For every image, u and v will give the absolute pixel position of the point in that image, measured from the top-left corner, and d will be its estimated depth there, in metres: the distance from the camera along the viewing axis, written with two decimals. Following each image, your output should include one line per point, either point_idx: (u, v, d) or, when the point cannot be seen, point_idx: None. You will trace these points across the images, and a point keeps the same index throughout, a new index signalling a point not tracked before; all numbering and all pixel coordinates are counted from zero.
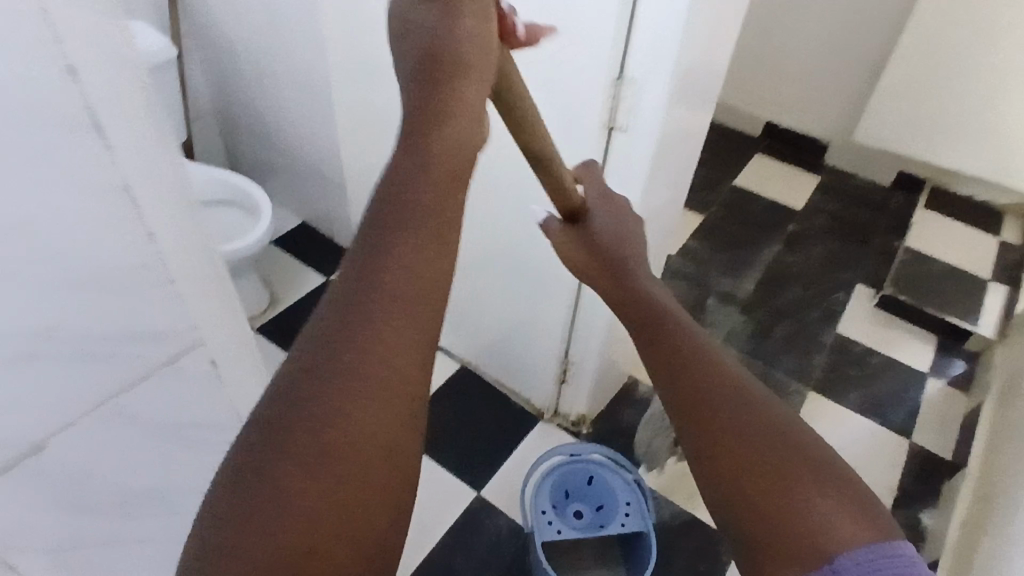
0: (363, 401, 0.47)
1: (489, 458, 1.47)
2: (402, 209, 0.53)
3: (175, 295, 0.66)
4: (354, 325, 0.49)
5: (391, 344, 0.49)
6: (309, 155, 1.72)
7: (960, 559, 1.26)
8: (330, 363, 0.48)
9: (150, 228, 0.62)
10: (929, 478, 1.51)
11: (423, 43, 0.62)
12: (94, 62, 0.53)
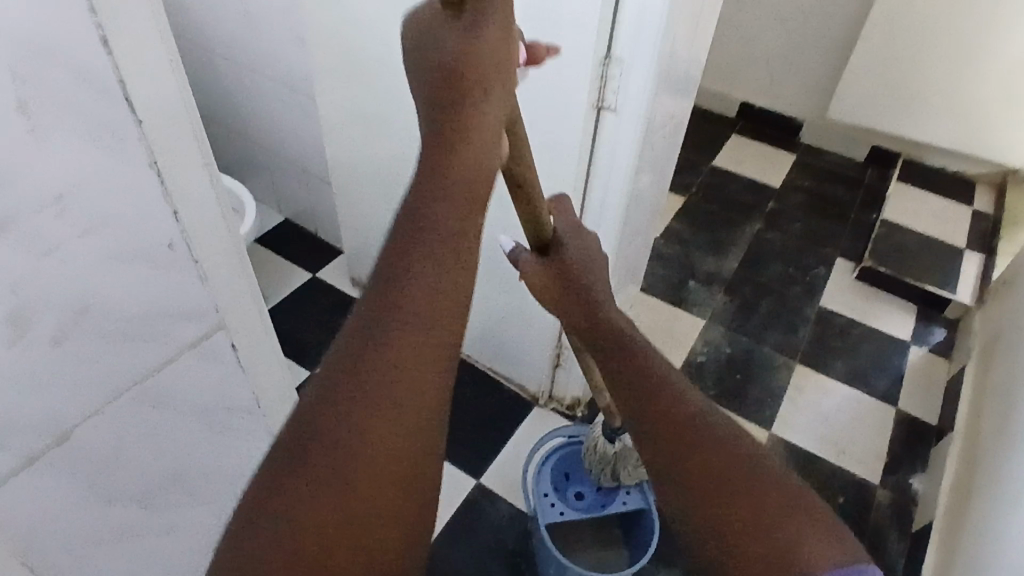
0: (383, 427, 0.47)
1: (486, 445, 1.48)
2: (418, 237, 0.53)
3: (215, 320, 0.61)
4: (374, 351, 0.49)
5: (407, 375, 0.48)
6: (291, 150, 1.71)
7: (950, 519, 1.28)
8: (349, 389, 0.47)
9: (192, 251, 0.57)
10: (915, 443, 1.54)
11: (445, 64, 0.62)
12: (140, 68, 0.48)
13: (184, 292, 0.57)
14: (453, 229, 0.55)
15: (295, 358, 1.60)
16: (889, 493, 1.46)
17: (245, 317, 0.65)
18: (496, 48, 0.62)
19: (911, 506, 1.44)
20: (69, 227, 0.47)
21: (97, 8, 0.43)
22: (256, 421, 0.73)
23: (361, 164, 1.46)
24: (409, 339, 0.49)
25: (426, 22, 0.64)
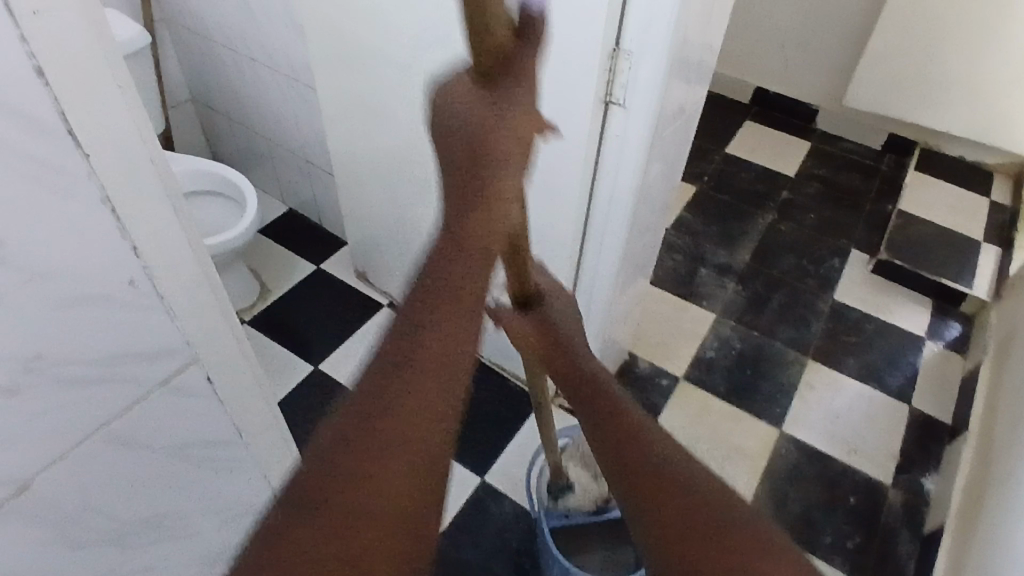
0: (369, 493, 0.43)
1: (491, 442, 1.46)
2: (424, 302, 0.50)
3: (189, 356, 0.56)
4: (373, 414, 0.45)
5: (405, 446, 0.45)
6: (293, 140, 1.68)
7: (963, 524, 1.24)
8: (346, 457, 0.44)
9: (159, 289, 0.51)
10: (929, 443, 1.50)
11: (463, 144, 0.52)
12: (84, 97, 0.42)
13: (147, 331, 0.52)
14: (459, 288, 0.50)
15: (298, 352, 1.58)
16: (901, 493, 1.42)
17: (226, 350, 0.60)
18: (514, 130, 0.52)
19: (923, 506, 1.40)
20: (14, 276, 0.42)
21: (23, 31, 0.37)
22: (244, 458, 0.69)
23: (363, 155, 1.42)
24: (405, 402, 0.46)
25: (455, 88, 0.51)
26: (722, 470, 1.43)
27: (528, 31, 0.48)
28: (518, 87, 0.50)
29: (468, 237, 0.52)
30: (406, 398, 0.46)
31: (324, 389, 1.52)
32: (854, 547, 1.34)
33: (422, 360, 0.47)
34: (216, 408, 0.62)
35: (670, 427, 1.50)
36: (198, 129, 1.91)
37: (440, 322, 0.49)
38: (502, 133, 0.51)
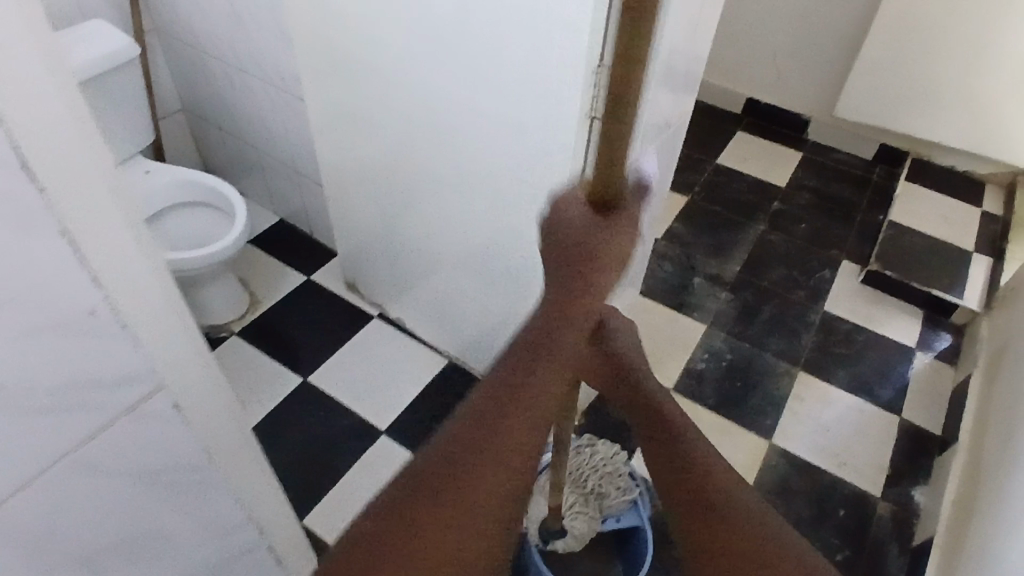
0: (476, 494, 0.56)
1: None
2: (529, 357, 0.61)
3: (153, 383, 0.56)
4: (484, 433, 0.58)
5: (500, 463, 0.57)
6: (284, 151, 1.68)
7: (953, 536, 1.24)
8: (462, 464, 0.56)
9: (123, 320, 0.51)
10: (920, 456, 1.50)
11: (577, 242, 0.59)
12: (37, 127, 0.41)
13: (109, 358, 0.51)
14: (558, 350, 0.61)
15: (287, 364, 1.58)
16: (891, 506, 1.42)
17: (192, 375, 0.59)
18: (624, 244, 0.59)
19: (913, 519, 1.40)
20: None
21: None
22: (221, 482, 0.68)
23: (353, 168, 1.43)
24: (510, 429, 0.58)
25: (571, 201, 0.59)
26: None
27: (640, 187, 0.60)
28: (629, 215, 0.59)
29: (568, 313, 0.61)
30: (507, 428, 0.58)
31: (313, 401, 1.51)
32: (842, 560, 1.34)
33: (526, 396, 0.60)
34: (184, 433, 0.61)
35: None
36: (190, 141, 1.92)
37: (544, 371, 0.61)
38: (618, 239, 0.59)
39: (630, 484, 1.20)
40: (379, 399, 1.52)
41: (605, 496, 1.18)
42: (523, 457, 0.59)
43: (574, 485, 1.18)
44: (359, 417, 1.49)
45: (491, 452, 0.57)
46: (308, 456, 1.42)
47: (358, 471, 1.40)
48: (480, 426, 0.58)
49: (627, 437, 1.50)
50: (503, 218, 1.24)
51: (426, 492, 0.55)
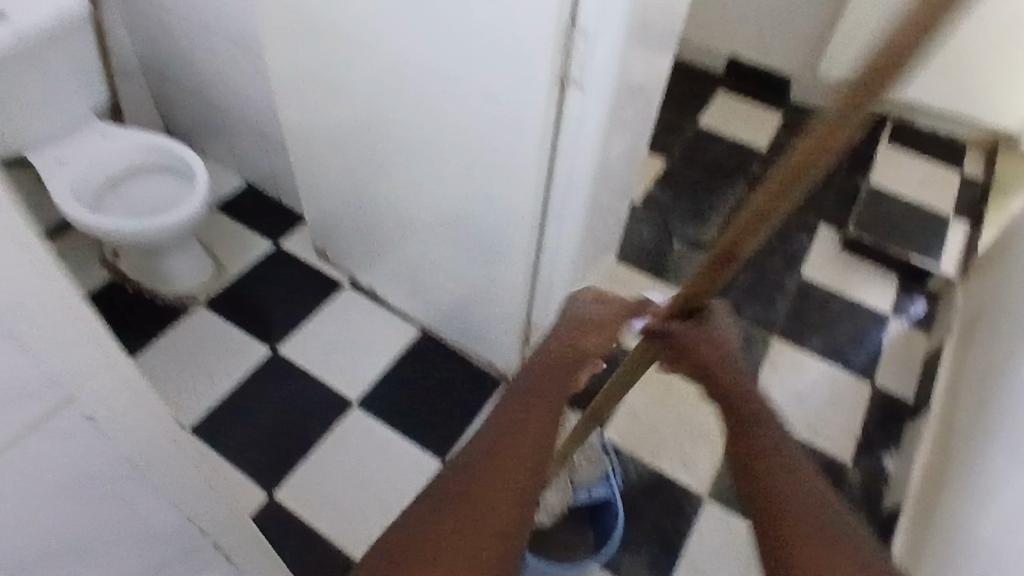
0: (481, 499, 0.74)
1: (453, 424, 1.44)
2: (518, 397, 0.90)
3: (62, 398, 0.48)
4: (500, 441, 0.82)
5: (501, 475, 0.78)
6: (248, 112, 1.61)
7: (923, 504, 1.26)
8: (473, 478, 0.77)
9: (13, 334, 0.42)
10: (890, 422, 1.51)
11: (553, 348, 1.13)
12: None
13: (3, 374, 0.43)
14: (530, 389, 0.92)
15: (256, 334, 1.54)
16: (861, 472, 1.44)
17: (116, 385, 0.51)
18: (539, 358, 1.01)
19: (883, 485, 1.42)
20: None
21: None
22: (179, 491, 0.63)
23: (319, 131, 1.37)
24: (506, 440, 0.82)
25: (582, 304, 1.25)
26: (685, 451, 1.43)
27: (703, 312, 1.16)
28: (582, 361, 1.15)
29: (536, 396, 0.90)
30: (505, 445, 0.81)
31: (284, 372, 1.48)
32: None
33: (518, 418, 0.86)
34: (117, 441, 0.54)
35: (635, 408, 1.49)
36: (150, 101, 1.83)
37: (517, 407, 0.87)
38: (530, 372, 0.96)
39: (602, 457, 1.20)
40: (351, 369, 1.50)
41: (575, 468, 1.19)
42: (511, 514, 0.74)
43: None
44: (331, 388, 1.46)
45: (501, 451, 0.81)
46: (279, 428, 1.40)
47: (330, 444, 1.39)
48: (491, 441, 0.82)
49: None
50: (474, 188, 1.20)
51: (471, 476, 0.77)
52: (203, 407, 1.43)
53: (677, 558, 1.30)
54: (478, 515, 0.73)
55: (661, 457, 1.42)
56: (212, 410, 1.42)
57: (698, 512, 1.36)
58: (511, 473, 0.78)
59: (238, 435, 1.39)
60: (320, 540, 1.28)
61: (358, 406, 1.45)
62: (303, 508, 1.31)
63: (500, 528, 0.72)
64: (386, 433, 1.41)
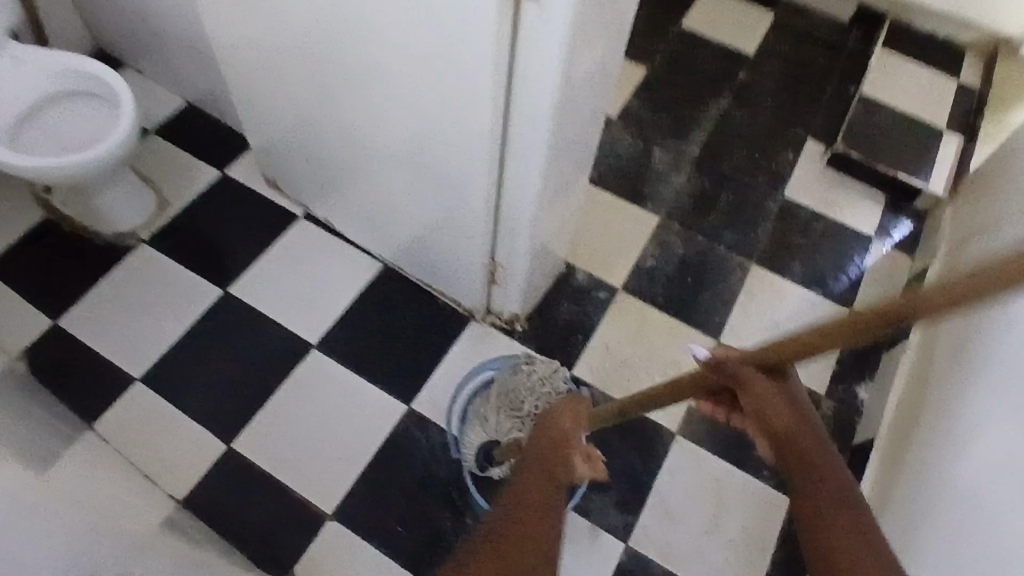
0: (528, 475, 0.65)
1: (418, 367, 1.39)
2: (550, 411, 0.82)
3: None
4: (545, 440, 0.73)
5: (542, 460, 0.68)
6: (179, 25, 1.43)
7: (895, 444, 1.24)
8: (527, 465, 0.68)
9: None
10: (867, 354, 1.45)
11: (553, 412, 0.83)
12: None
13: None
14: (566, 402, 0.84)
15: (205, 274, 1.45)
16: (832, 407, 1.40)
17: None
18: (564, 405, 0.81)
19: (855, 418, 1.39)
20: None
21: None
22: None
23: (255, 50, 1.21)
24: (544, 441, 0.73)
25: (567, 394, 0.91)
26: None
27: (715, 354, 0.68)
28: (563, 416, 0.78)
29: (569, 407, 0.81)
30: (543, 441, 0.73)
31: (237, 316, 1.41)
32: None
33: (554, 421, 0.77)
34: None
35: (606, 344, 1.44)
36: (72, 11, 1.62)
37: (560, 413, 0.79)
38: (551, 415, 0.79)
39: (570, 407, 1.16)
40: (309, 312, 1.43)
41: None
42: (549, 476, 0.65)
43: (514, 414, 1.15)
44: (288, 332, 1.40)
45: (545, 447, 0.71)
46: (235, 377, 1.35)
47: (290, 391, 1.35)
48: (541, 441, 0.73)
49: (571, 341, 1.44)
50: (427, 119, 1.08)
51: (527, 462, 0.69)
52: (153, 355, 1.36)
53: (646, 498, 1.30)
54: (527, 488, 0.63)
55: (632, 396, 1.39)
56: (161, 358, 1.36)
57: (668, 450, 1.34)
58: (556, 452, 0.70)
59: (193, 385, 1.34)
60: (283, 491, 1.26)
61: (318, 350, 1.39)
62: (265, 460, 1.28)
63: (538, 487, 0.63)
64: (348, 378, 1.37)
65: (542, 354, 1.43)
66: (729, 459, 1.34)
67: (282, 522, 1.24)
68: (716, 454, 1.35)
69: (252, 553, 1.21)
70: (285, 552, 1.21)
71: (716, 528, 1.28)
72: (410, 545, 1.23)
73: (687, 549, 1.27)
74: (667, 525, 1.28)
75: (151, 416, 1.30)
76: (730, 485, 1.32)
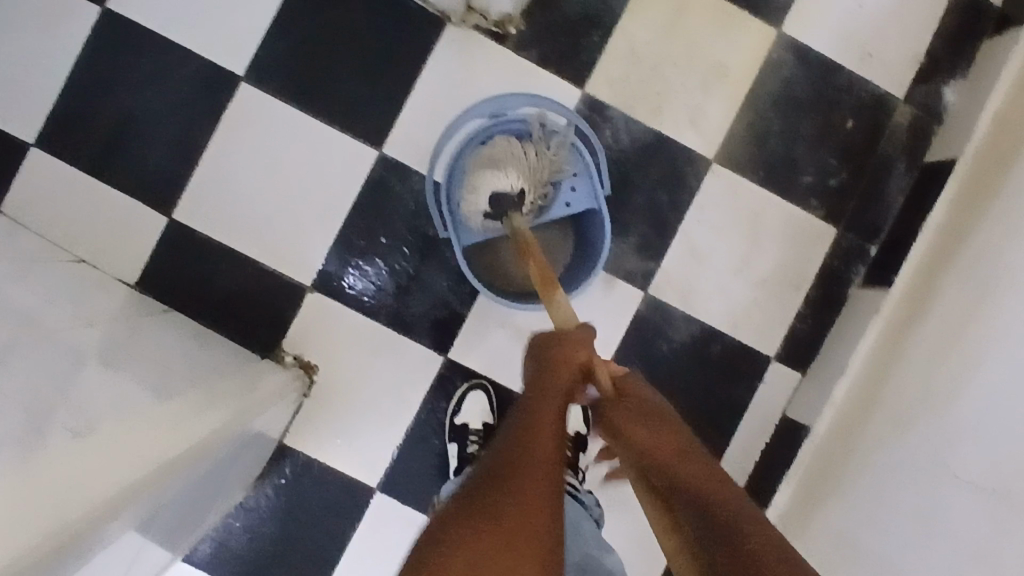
0: (512, 472, 0.59)
1: (384, 96, 1.08)
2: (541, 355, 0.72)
3: None
4: (524, 429, 0.63)
5: (525, 456, 0.60)
6: None
7: (984, 170, 1.01)
8: (504, 465, 0.60)
9: None
10: (966, 37, 1.11)
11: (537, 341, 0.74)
12: None
13: None
14: (543, 350, 0.72)
15: None
16: (911, 111, 1.12)
17: None
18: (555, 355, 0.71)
19: (933, 128, 1.12)
20: None
21: None
22: None
23: None
24: (530, 424, 0.64)
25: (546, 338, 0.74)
26: (691, 104, 1.10)
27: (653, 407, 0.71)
28: (566, 359, 0.70)
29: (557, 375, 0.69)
30: (524, 426, 0.63)
31: (134, 42, 1.07)
32: (837, 186, 1.12)
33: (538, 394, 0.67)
34: None
35: (629, 48, 1.09)
36: None
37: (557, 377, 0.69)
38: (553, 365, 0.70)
39: (576, 175, 0.98)
40: (230, 33, 1.07)
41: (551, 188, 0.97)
42: (544, 481, 0.59)
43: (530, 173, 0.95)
44: (210, 63, 1.07)
45: (528, 440, 0.62)
46: (164, 132, 1.08)
47: (230, 140, 1.08)
48: (517, 425, 0.64)
49: (583, 45, 1.09)
50: None
51: (507, 451, 0.62)
52: (43, 105, 1.07)
53: (671, 239, 1.11)
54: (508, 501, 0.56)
55: (660, 115, 1.10)
56: (57, 109, 1.07)
57: (699, 186, 1.11)
58: (545, 462, 0.60)
59: (113, 144, 1.08)
60: (251, 264, 1.09)
61: (250, 86, 1.08)
62: (218, 230, 1.08)
63: (518, 498, 0.56)
64: (299, 118, 1.08)
65: (543, 67, 1.09)
66: (772, 186, 1.12)
67: (257, 296, 1.09)
68: (757, 183, 1.12)
69: (231, 330, 1.09)
70: (267, 324, 1.09)
71: (749, 267, 1.12)
72: (403, 309, 1.10)
73: (713, 288, 1.12)
74: (693, 268, 1.11)
75: (73, 187, 1.07)
76: (773, 217, 1.12)
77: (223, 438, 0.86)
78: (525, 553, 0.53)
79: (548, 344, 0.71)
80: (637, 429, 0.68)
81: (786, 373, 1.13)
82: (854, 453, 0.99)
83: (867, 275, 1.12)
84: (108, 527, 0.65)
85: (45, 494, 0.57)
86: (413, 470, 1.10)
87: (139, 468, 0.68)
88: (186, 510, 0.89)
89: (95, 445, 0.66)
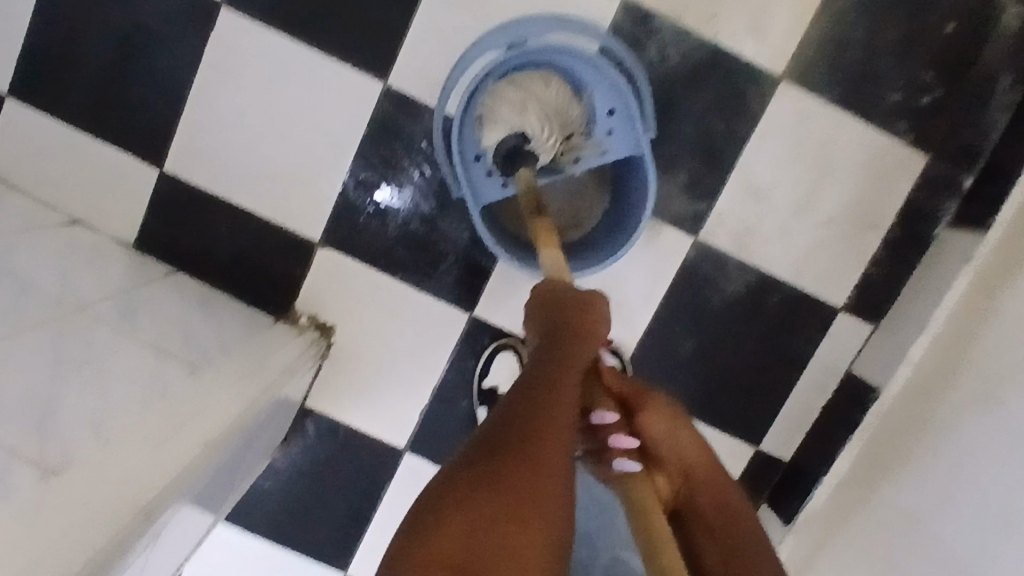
0: (527, 415, 0.50)
1: (387, 16, 0.92)
2: (548, 312, 0.66)
3: None
4: (546, 376, 0.55)
5: (544, 403, 0.52)
6: None
7: None
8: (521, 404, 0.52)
9: None
10: None
11: (543, 294, 0.68)
12: None
13: None
14: (555, 308, 0.66)
15: None
16: None
17: None
18: (567, 317, 0.64)
19: None
20: None
21: None
22: None
23: None
24: (547, 371, 0.56)
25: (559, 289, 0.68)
26: (755, 6, 0.91)
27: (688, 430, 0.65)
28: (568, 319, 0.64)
29: (566, 334, 0.63)
30: (540, 372, 0.56)
31: None
32: (929, 105, 0.93)
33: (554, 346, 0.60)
34: None
35: None
36: None
37: (575, 341, 0.62)
38: (558, 328, 0.64)
39: (611, 115, 0.83)
40: None
41: (578, 135, 0.84)
42: (558, 436, 0.50)
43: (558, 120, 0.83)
44: None
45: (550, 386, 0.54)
46: (146, 72, 0.95)
47: (219, 79, 0.95)
48: (535, 371, 0.56)
49: None
50: None
51: (521, 391, 0.54)
52: (13, 48, 0.95)
53: (725, 174, 0.95)
54: (520, 447, 0.48)
55: (716, 24, 0.91)
56: (27, 52, 0.95)
57: (762, 109, 0.93)
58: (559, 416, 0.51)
59: (93, 91, 0.96)
60: (253, 218, 0.99)
61: (233, 12, 0.93)
62: (217, 182, 0.98)
63: (529, 447, 0.48)
64: (292, 47, 0.94)
65: None
66: (850, 107, 0.93)
67: (264, 254, 1.00)
68: (832, 104, 0.93)
69: (239, 291, 1.01)
70: (277, 285, 1.01)
71: (818, 204, 0.96)
72: (421, 263, 1.00)
73: (775, 230, 0.97)
74: (751, 207, 0.96)
75: (59, 141, 0.97)
76: (851, 144, 0.94)
77: (248, 415, 0.81)
78: (527, 521, 0.43)
79: (563, 302, 0.66)
80: (675, 438, 0.64)
81: (853, 325, 1.00)
82: (932, 423, 0.87)
83: (959, 212, 0.95)
84: (134, 537, 0.60)
85: (59, 525, 0.51)
86: (440, 431, 1.05)
87: (157, 469, 0.63)
88: (220, 485, 0.86)
89: (109, 445, 0.60)
